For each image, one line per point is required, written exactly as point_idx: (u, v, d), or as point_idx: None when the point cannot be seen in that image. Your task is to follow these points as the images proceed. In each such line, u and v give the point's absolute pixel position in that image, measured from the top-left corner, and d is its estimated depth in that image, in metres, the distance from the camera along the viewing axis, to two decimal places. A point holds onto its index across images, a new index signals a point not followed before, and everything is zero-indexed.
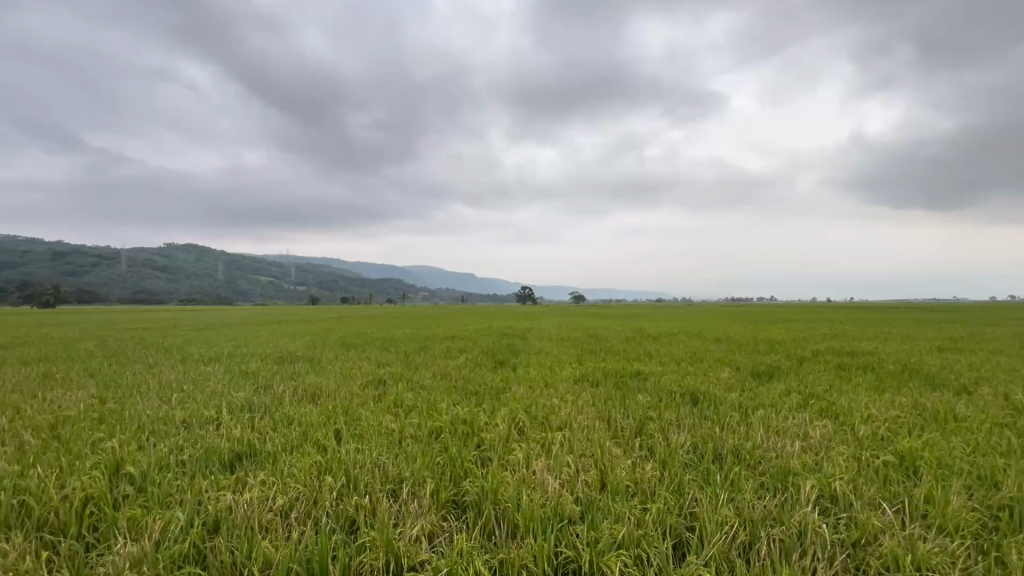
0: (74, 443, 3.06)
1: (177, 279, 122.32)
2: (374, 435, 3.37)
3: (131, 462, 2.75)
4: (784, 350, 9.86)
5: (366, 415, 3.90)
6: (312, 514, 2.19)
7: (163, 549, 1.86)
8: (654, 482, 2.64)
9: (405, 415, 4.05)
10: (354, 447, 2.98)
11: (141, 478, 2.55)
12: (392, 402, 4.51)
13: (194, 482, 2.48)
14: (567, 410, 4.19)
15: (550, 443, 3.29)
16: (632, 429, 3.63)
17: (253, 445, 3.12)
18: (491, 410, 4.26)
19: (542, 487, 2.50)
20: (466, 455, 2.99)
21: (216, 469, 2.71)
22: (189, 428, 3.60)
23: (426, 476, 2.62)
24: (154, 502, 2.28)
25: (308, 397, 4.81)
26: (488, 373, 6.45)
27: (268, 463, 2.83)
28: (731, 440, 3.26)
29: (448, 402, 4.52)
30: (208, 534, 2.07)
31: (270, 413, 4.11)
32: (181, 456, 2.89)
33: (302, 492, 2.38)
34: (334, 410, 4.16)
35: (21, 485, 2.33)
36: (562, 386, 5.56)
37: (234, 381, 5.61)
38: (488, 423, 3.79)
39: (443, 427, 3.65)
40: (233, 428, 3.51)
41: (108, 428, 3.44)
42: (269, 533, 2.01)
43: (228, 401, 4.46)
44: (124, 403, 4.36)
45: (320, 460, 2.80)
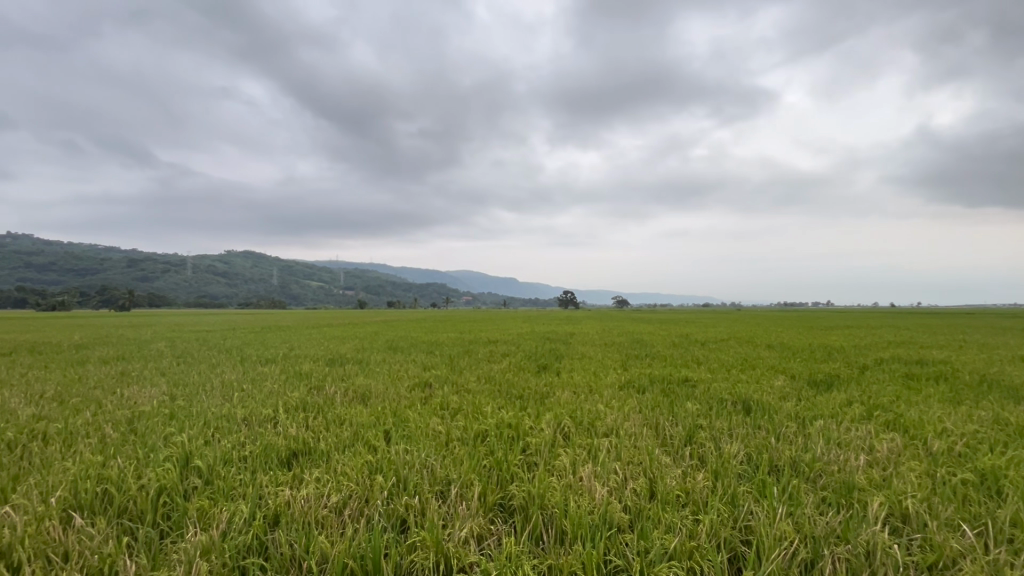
0: (150, 437, 3.30)
1: (236, 284, 129.75)
2: (422, 436, 3.43)
3: (198, 455, 2.93)
4: (845, 358, 9.31)
5: (414, 416, 3.99)
6: (364, 512, 2.25)
7: (229, 539, 1.97)
8: (706, 493, 2.55)
9: (451, 417, 4.11)
10: (403, 448, 3.05)
11: (208, 471, 2.71)
12: (438, 404, 4.60)
13: (256, 476, 2.61)
14: (613, 416, 4.14)
15: (596, 449, 3.26)
16: (681, 437, 3.53)
17: (308, 443, 3.25)
18: (536, 415, 4.26)
19: (590, 494, 2.46)
20: (512, 459, 3.00)
21: (274, 465, 2.84)
22: (250, 425, 3.81)
23: (473, 478, 2.65)
24: (220, 494, 2.41)
25: (358, 398, 4.97)
26: (532, 377, 6.44)
27: (322, 460, 2.94)
28: (787, 451, 3.12)
29: (493, 406, 4.55)
30: (269, 527, 2.17)
31: (323, 412, 4.27)
32: (243, 452, 3.04)
33: (355, 491, 2.45)
34: (383, 411, 4.28)
35: (106, 474, 2.54)
36: (607, 391, 5.49)
37: (289, 381, 5.87)
38: (533, 427, 3.80)
39: (488, 430, 3.68)
40: (289, 426, 3.68)
41: (178, 424, 3.68)
42: (324, 529, 2.08)
43: (285, 400, 4.67)
44: (192, 400, 4.66)
45: (371, 459, 2.88)
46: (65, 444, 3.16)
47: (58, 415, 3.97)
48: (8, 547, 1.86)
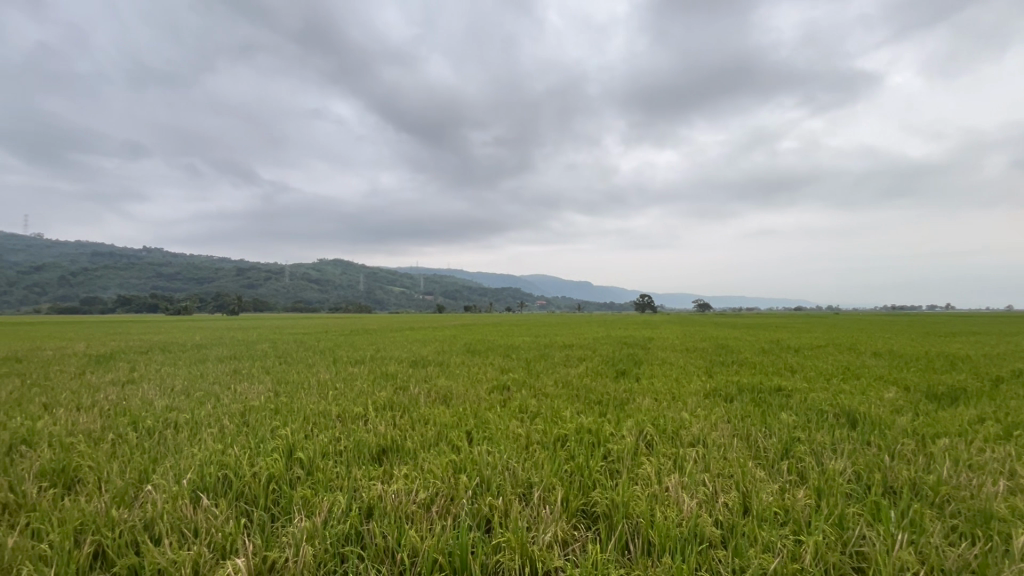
0: (259, 429, 3.63)
1: (327, 290, 139.94)
2: (503, 438, 3.47)
3: (300, 448, 3.18)
4: (972, 368, 8.16)
5: (494, 419, 4.04)
6: (451, 509, 2.32)
7: (330, 527, 2.11)
8: (809, 512, 2.34)
9: (531, 420, 4.13)
10: (485, 449, 3.11)
11: (308, 463, 2.93)
12: (517, 407, 4.63)
13: (351, 470, 2.78)
14: (700, 425, 3.94)
15: (682, 459, 3.11)
16: (777, 450, 3.29)
17: (396, 441, 3.40)
18: (616, 421, 4.15)
19: (678, 506, 2.35)
20: (594, 464, 2.95)
21: (367, 461, 3.01)
22: (343, 421, 4.07)
23: (555, 482, 2.64)
24: (320, 485, 2.60)
25: (440, 399, 5.15)
26: (609, 383, 6.30)
27: (409, 458, 3.08)
28: (904, 472, 2.79)
29: (572, 411, 4.50)
30: (364, 518, 2.30)
31: (408, 411, 4.47)
32: (338, 447, 3.25)
33: (441, 488, 2.54)
34: (464, 412, 4.39)
35: (225, 461, 2.83)
36: (691, 399, 5.24)
37: (377, 381, 6.21)
38: (614, 434, 3.72)
39: (568, 434, 3.65)
40: (378, 424, 3.89)
41: (283, 418, 4.03)
42: (414, 523, 2.17)
43: (374, 399, 4.95)
44: (293, 397, 5.08)
45: (454, 458, 2.96)
46: (192, 433, 3.57)
47: (185, 407, 4.48)
48: (150, 521, 2.12)
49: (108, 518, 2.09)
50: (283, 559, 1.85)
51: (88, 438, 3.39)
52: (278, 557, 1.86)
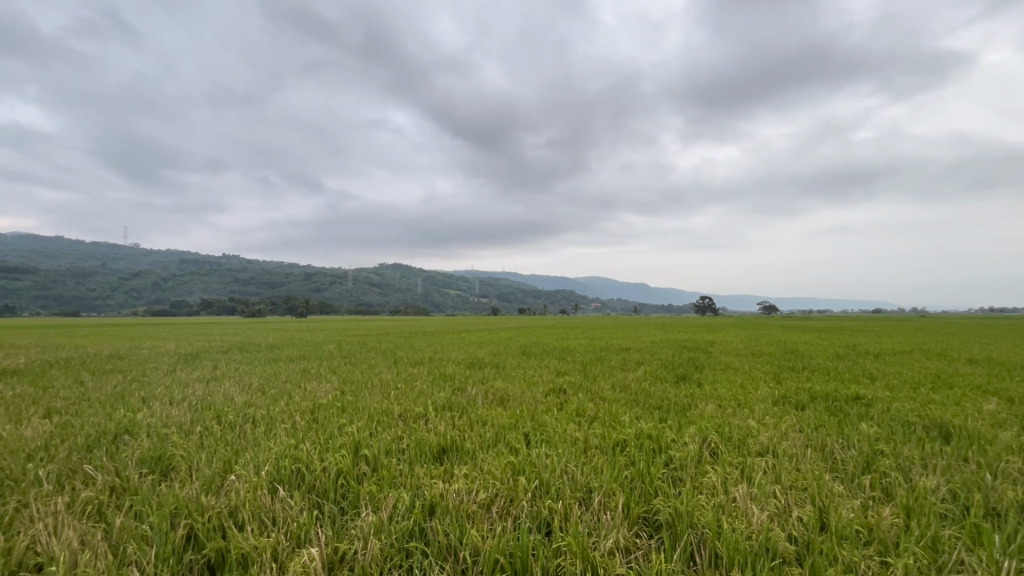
0: (328, 426, 3.82)
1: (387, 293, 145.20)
2: (561, 441, 3.46)
3: (365, 445, 3.31)
4: None
5: (551, 422, 4.03)
6: (511, 511, 2.34)
7: (394, 522, 2.18)
8: (895, 532, 2.16)
9: (588, 424, 4.08)
10: (544, 452, 3.10)
11: (373, 460, 3.05)
12: (574, 411, 4.59)
13: (414, 469, 2.86)
14: (769, 434, 3.73)
15: (750, 468, 2.97)
16: (857, 463, 3.06)
17: (455, 441, 3.46)
18: (678, 428, 4.03)
19: (748, 517, 2.24)
20: (655, 472, 2.87)
21: (429, 460, 3.08)
22: (405, 420, 4.20)
23: (616, 488, 2.59)
24: (385, 481, 2.70)
25: (497, 400, 5.20)
26: (670, 387, 6.10)
27: (468, 458, 3.13)
28: (1010, 493, 2.50)
29: (631, 415, 4.40)
30: (427, 515, 2.36)
31: (466, 412, 4.55)
32: (401, 445, 3.36)
33: (501, 489, 2.56)
34: (521, 414, 4.41)
35: (297, 455, 3.00)
36: (758, 406, 4.98)
37: (436, 382, 6.37)
38: (676, 440, 3.60)
39: (628, 439, 3.58)
40: (437, 423, 3.97)
41: (349, 416, 4.22)
42: (475, 522, 2.20)
43: (433, 400, 5.08)
44: (357, 396, 5.31)
45: (513, 460, 2.97)
46: (268, 428, 3.81)
47: (262, 403, 4.81)
48: (233, 508, 2.29)
49: (199, 504, 2.28)
50: (352, 550, 1.93)
51: (180, 430, 3.71)
52: (348, 549, 1.95)
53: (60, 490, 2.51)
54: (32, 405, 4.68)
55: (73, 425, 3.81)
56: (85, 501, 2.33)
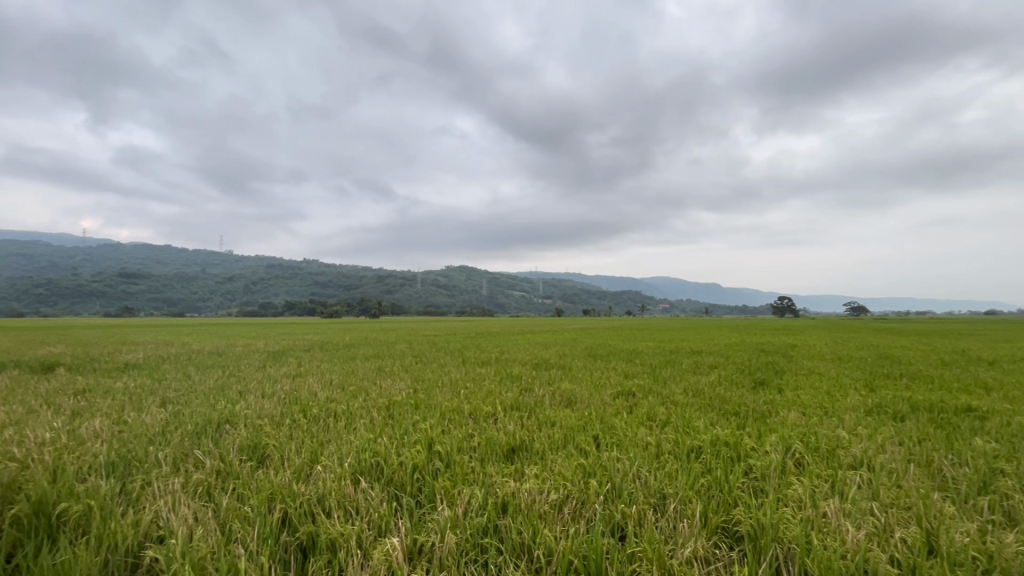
0: (403, 422, 3.98)
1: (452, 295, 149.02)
2: (632, 445, 3.39)
3: (438, 442, 3.42)
4: None
5: (621, 425, 3.95)
6: (583, 513, 2.32)
7: (468, 518, 2.24)
8: (1022, 561, 1.92)
9: (659, 429, 3.96)
10: (615, 455, 3.05)
11: (446, 457, 3.14)
12: (645, 415, 4.47)
13: (485, 467, 2.92)
14: (864, 446, 3.43)
15: (841, 483, 2.75)
16: (971, 482, 2.74)
17: (524, 441, 3.49)
18: (757, 435, 3.80)
19: (841, 535, 2.07)
20: (734, 480, 2.74)
21: (499, 459, 3.13)
22: (475, 419, 4.30)
23: (692, 496, 2.49)
24: (458, 477, 2.78)
25: (565, 402, 5.18)
26: (747, 393, 5.77)
27: (538, 458, 3.14)
28: None
29: (706, 421, 4.22)
30: (499, 513, 2.40)
31: (534, 413, 4.57)
32: (472, 443, 3.44)
33: (572, 491, 2.55)
34: (590, 416, 4.37)
35: (376, 449, 3.16)
36: (850, 415, 4.59)
37: (503, 382, 6.44)
38: (755, 448, 3.41)
39: (703, 445, 3.43)
40: (506, 423, 4.03)
41: (422, 413, 4.38)
42: (548, 523, 2.20)
43: (502, 399, 5.15)
44: (429, 393, 5.50)
45: (583, 462, 2.95)
46: (349, 422, 4.05)
47: (343, 399, 5.11)
48: (321, 496, 2.44)
49: (291, 490, 2.46)
50: (430, 542, 2.00)
51: (272, 421, 4.03)
52: (426, 541, 2.02)
53: (176, 471, 2.82)
54: (150, 395, 5.27)
55: (184, 414, 4.25)
56: (196, 483, 2.60)
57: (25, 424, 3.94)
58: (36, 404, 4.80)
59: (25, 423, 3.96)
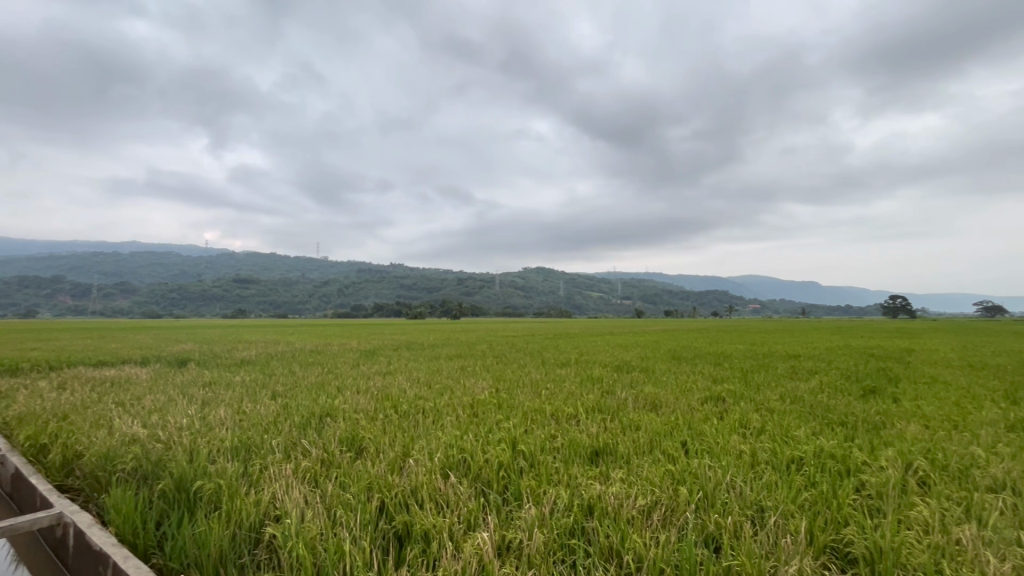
0: (487, 421, 4.08)
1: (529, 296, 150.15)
2: (724, 453, 3.21)
3: (522, 441, 3.46)
4: None
5: (711, 431, 3.77)
6: (673, 520, 2.24)
7: (555, 518, 2.25)
8: None
9: (754, 437, 3.73)
10: (706, 462, 2.91)
11: (530, 456, 3.17)
12: (737, 421, 4.22)
13: (570, 468, 2.91)
14: (1005, 466, 2.98)
15: (978, 507, 2.42)
16: None
17: (608, 444, 3.43)
18: (870, 449, 3.44)
19: (979, 566, 1.83)
20: (844, 496, 2.51)
21: (583, 461, 3.11)
22: (557, 420, 4.30)
23: (795, 510, 2.31)
24: (543, 476, 2.80)
25: (649, 405, 5.03)
26: (855, 402, 5.24)
27: (623, 462, 3.08)
28: None
29: (807, 431, 3.89)
30: (585, 515, 2.39)
31: (617, 416, 4.48)
32: (555, 444, 3.44)
33: (661, 497, 2.46)
34: (677, 421, 4.20)
35: (463, 446, 3.27)
36: (987, 431, 4.01)
37: (584, 384, 6.38)
38: (868, 463, 3.09)
39: (805, 456, 3.18)
40: (589, 425, 3.98)
41: (504, 413, 4.45)
42: (637, 528, 2.15)
43: (584, 401, 5.11)
44: (510, 393, 5.59)
45: (672, 468, 2.85)
46: (437, 418, 4.23)
47: (430, 396, 5.34)
48: (414, 488, 2.57)
49: (387, 481, 2.62)
50: (518, 540, 2.03)
51: (368, 415, 4.32)
52: (515, 538, 2.05)
53: (288, 458, 3.11)
54: (264, 388, 5.85)
55: (292, 407, 4.68)
56: (305, 470, 2.85)
57: (166, 410, 4.55)
58: (175, 393, 5.52)
59: (167, 410, 4.57)
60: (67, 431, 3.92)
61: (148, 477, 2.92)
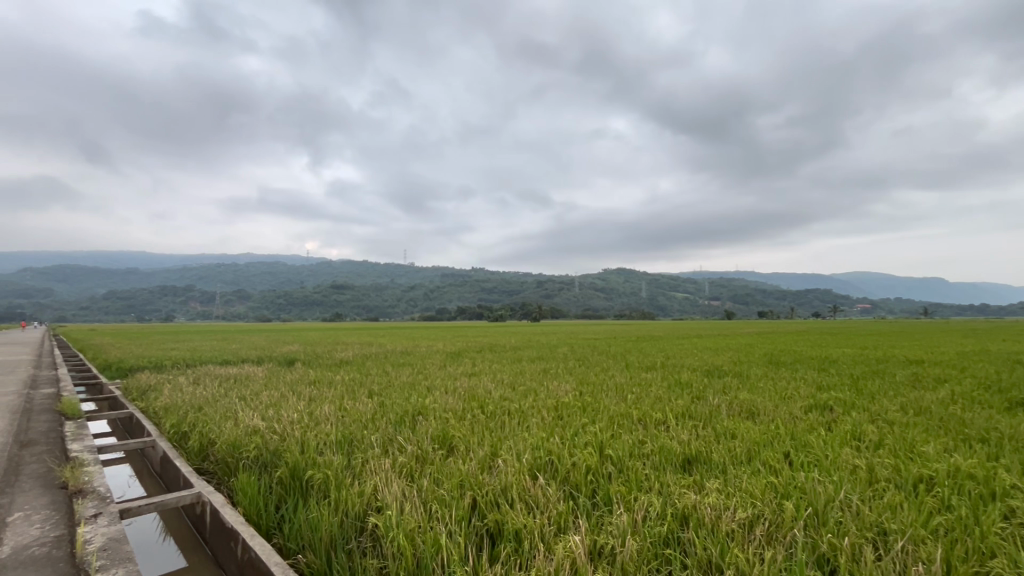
0: (572, 424, 4.06)
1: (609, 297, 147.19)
2: (834, 467, 2.94)
3: (609, 446, 3.40)
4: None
5: (817, 443, 3.46)
6: (779, 538, 2.09)
7: (648, 526, 2.19)
8: None
9: (870, 451, 3.37)
10: (813, 476, 2.68)
11: (619, 462, 3.11)
12: (849, 433, 3.83)
13: (661, 475, 2.81)
14: None
15: None
16: None
17: (701, 452, 3.27)
18: (1019, 471, 2.97)
19: None
20: (988, 524, 2.18)
21: (675, 469, 2.99)
22: (644, 425, 4.17)
23: (926, 536, 2.06)
24: (633, 482, 2.73)
25: (745, 413, 4.72)
26: (999, 416, 4.54)
27: (719, 472, 2.92)
28: None
29: (937, 447, 3.44)
30: (679, 525, 2.29)
31: (709, 423, 4.26)
32: (644, 449, 3.34)
33: (764, 511, 2.30)
34: (777, 431, 3.90)
35: (549, 448, 3.27)
36: None
37: (672, 389, 6.14)
38: (1019, 488, 2.67)
39: (936, 476, 2.81)
40: (679, 431, 3.82)
41: (590, 416, 4.40)
42: (738, 543, 2.03)
43: (673, 406, 4.91)
44: (594, 396, 5.52)
45: (775, 481, 2.65)
46: (522, 420, 4.27)
47: (514, 398, 5.41)
48: (504, 488, 2.62)
49: (478, 479, 2.70)
50: (611, 546, 2.00)
51: (456, 415, 4.47)
52: (606, 544, 2.02)
53: (385, 453, 3.31)
54: (361, 387, 6.27)
55: (388, 405, 4.98)
56: (401, 465, 3.01)
57: (280, 405, 5.02)
58: (286, 390, 6.09)
59: (280, 404, 5.06)
60: (202, 421, 4.47)
61: (268, 464, 3.25)
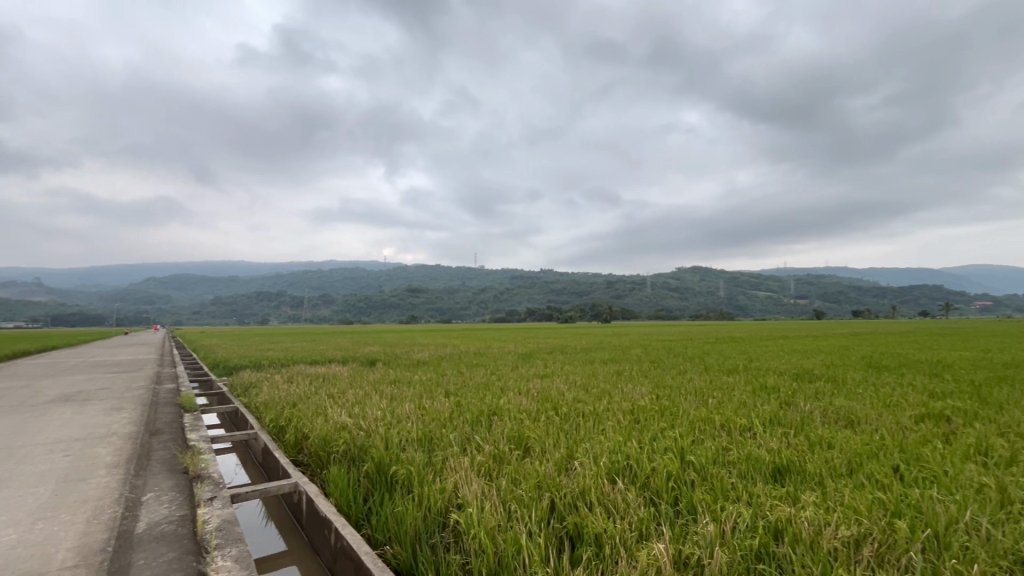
0: (649, 428, 3.94)
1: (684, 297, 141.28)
2: (955, 485, 2.62)
3: (691, 452, 3.26)
4: None
5: (933, 457, 3.10)
6: (892, 560, 1.89)
7: (737, 539, 2.07)
8: None
9: (1000, 468, 2.97)
10: (931, 494, 2.40)
11: (702, 469, 2.97)
12: (971, 447, 3.40)
13: (750, 485, 2.65)
14: None
15: None
16: None
17: (794, 462, 3.04)
18: None
19: None
20: None
21: (765, 479, 2.81)
22: (728, 431, 3.96)
23: None
24: (719, 491, 2.60)
25: (844, 421, 4.34)
26: None
27: (816, 484, 2.70)
28: None
29: None
30: (773, 539, 2.14)
31: (802, 431, 3.96)
32: (729, 457, 3.17)
33: (871, 529, 2.10)
34: (883, 442, 3.54)
35: (627, 452, 3.20)
36: None
37: (757, 393, 5.78)
38: None
39: None
40: (768, 439, 3.59)
41: (668, 421, 4.24)
42: (842, 563, 1.86)
43: (760, 412, 4.61)
44: (672, 400, 5.32)
45: (883, 496, 2.41)
46: (597, 422, 4.21)
47: (587, 400, 5.36)
48: (582, 491, 2.59)
49: (555, 482, 2.69)
50: (697, 556, 1.92)
51: (530, 416, 4.49)
52: (693, 555, 1.94)
53: (463, 451, 3.40)
54: (438, 387, 6.48)
55: (463, 404, 5.10)
56: (480, 464, 3.07)
57: (364, 404, 5.31)
58: (369, 389, 6.42)
59: (364, 403, 5.35)
60: (297, 417, 4.83)
61: (356, 459, 3.45)
